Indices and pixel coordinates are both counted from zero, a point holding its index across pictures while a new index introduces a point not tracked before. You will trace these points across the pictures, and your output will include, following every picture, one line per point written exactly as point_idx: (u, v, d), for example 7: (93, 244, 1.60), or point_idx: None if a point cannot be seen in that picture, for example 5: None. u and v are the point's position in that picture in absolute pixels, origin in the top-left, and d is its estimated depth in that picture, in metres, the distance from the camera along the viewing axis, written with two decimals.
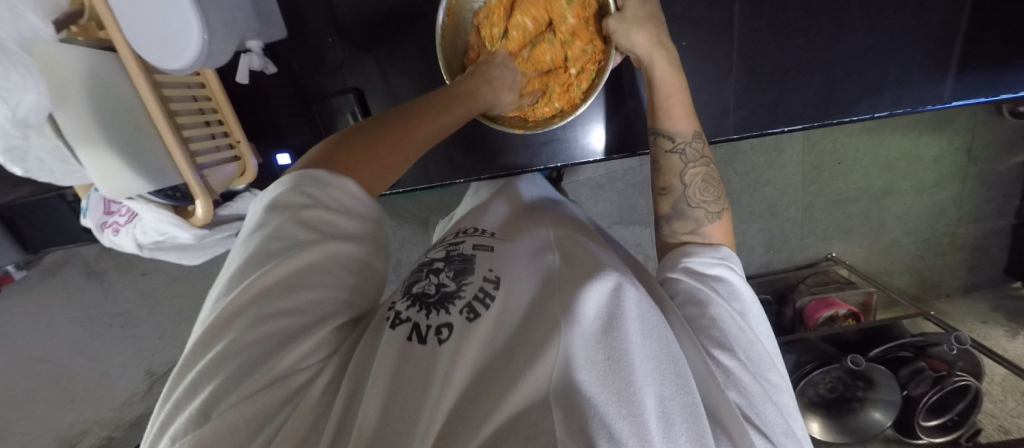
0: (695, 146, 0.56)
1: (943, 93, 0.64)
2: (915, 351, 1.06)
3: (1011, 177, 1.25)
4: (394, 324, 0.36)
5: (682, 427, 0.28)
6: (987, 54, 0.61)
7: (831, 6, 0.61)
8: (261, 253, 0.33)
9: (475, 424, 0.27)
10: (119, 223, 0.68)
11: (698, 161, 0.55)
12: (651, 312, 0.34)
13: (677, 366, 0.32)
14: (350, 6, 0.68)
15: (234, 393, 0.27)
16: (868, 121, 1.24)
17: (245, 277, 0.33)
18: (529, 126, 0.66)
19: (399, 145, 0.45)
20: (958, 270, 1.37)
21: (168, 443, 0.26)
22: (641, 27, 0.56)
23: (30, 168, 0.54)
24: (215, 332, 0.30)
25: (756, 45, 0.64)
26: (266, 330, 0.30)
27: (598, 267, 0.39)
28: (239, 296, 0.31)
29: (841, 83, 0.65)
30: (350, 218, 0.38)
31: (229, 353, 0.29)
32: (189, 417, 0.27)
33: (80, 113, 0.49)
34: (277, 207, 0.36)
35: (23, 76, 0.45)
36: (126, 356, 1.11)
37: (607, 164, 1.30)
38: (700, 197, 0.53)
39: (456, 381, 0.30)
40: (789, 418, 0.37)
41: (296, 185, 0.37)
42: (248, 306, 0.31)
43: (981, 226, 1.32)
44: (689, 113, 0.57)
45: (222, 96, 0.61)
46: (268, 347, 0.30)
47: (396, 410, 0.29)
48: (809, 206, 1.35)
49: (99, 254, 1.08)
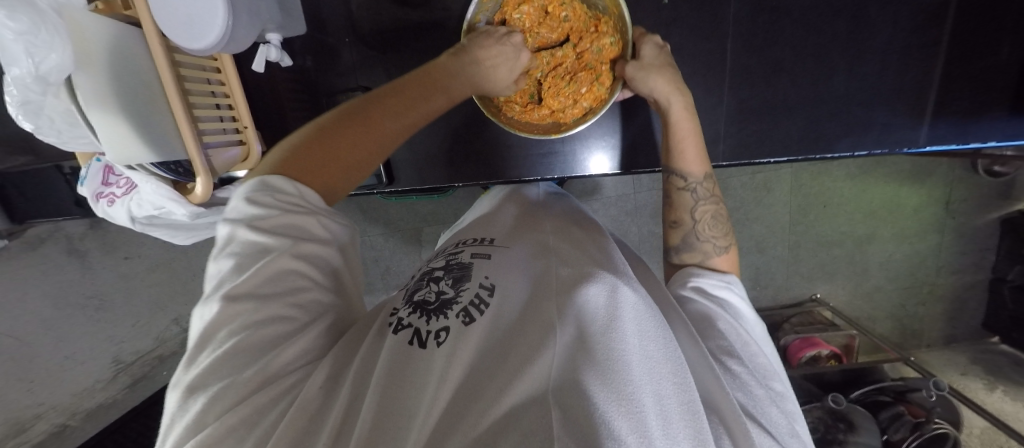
0: (706, 186, 0.58)
1: (918, 138, 0.68)
2: (894, 397, 1.07)
3: (988, 233, 1.30)
4: (396, 330, 0.38)
5: (680, 425, 0.28)
6: (958, 105, 0.65)
7: (815, 50, 0.66)
8: (238, 260, 0.35)
9: (473, 420, 0.27)
10: (116, 195, 0.68)
11: (708, 198, 0.58)
12: (648, 314, 0.36)
13: (676, 367, 0.33)
14: (369, 12, 0.72)
15: (229, 397, 0.30)
16: (852, 167, 1.30)
17: (225, 285, 0.34)
18: (563, 129, 0.66)
19: (363, 147, 0.45)
20: (938, 321, 1.39)
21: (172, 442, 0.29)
22: (660, 72, 0.57)
23: (39, 125, 0.53)
24: (198, 347, 0.33)
25: (746, 79, 0.68)
26: (256, 336, 0.33)
27: (595, 271, 0.41)
28: (221, 310, 0.33)
29: (823, 122, 0.69)
30: (324, 222, 0.40)
31: (215, 365, 0.31)
32: (186, 425, 0.30)
33: (101, 80, 0.50)
34: (245, 212, 0.37)
35: (52, 34, 0.46)
36: (94, 341, 1.06)
37: (603, 188, 1.34)
38: (707, 232, 0.56)
39: (453, 380, 0.31)
40: (794, 423, 0.39)
41: (257, 191, 0.38)
42: (232, 316, 0.33)
43: (960, 277, 1.35)
44: (700, 153, 0.59)
45: (236, 81, 0.62)
46: (257, 351, 0.33)
47: (393, 403, 0.31)
48: (795, 245, 1.38)
49: (84, 233, 1.06)
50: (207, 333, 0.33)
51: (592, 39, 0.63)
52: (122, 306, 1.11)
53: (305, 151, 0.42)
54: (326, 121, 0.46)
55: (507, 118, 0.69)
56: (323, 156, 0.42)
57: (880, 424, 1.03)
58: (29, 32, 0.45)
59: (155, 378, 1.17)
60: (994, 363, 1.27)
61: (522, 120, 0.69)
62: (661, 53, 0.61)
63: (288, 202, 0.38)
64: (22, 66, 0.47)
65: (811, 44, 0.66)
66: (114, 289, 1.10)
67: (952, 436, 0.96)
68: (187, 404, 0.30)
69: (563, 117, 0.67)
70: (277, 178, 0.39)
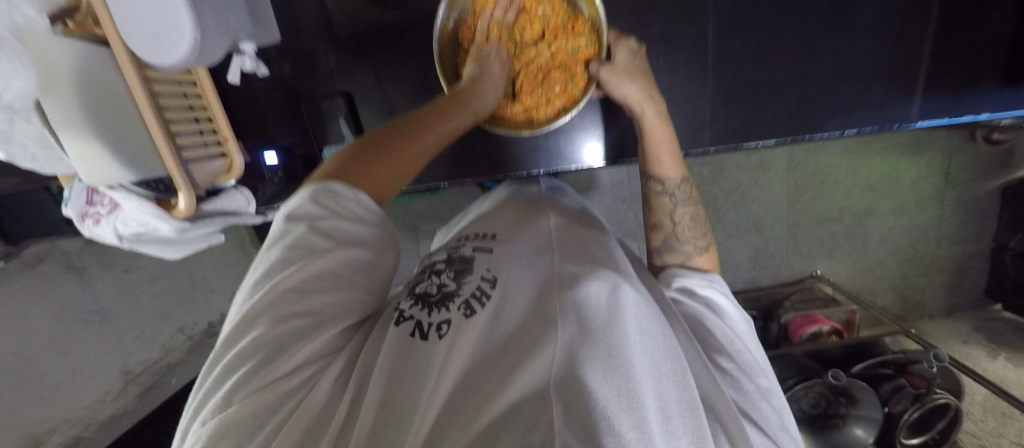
0: (683, 189, 0.58)
1: (910, 114, 0.67)
2: (895, 369, 1.07)
3: (988, 201, 1.29)
4: (399, 322, 0.38)
5: (680, 424, 0.29)
6: (950, 78, 0.64)
7: (801, 29, 0.64)
8: (286, 253, 0.35)
9: (471, 415, 0.27)
10: (100, 213, 0.68)
11: (686, 202, 0.57)
12: (647, 312, 0.36)
13: (676, 364, 0.34)
14: (343, 15, 0.70)
15: (250, 385, 0.30)
16: (850, 142, 1.28)
17: (272, 275, 0.34)
18: (535, 127, 0.67)
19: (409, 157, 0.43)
20: (939, 291, 1.39)
21: (200, 420, 0.30)
22: (632, 80, 0.59)
23: (12, 152, 0.53)
24: (235, 330, 0.33)
25: (731, 62, 0.67)
26: (283, 328, 0.31)
27: (596, 267, 0.41)
28: (264, 296, 0.32)
29: (813, 102, 0.68)
30: (367, 227, 0.38)
31: (250, 347, 0.31)
32: (212, 405, 0.30)
33: (68, 105, 0.50)
34: (304, 211, 0.36)
35: (12, 63, 0.45)
36: (102, 355, 1.08)
37: (596, 177, 1.33)
38: (687, 232, 0.55)
39: (453, 372, 0.30)
40: (783, 418, 0.40)
41: (316, 194, 0.37)
42: (271, 303, 0.32)
43: (961, 248, 1.34)
44: (676, 156, 0.58)
45: (213, 94, 0.61)
46: (285, 344, 0.32)
47: (394, 398, 0.30)
48: (793, 223, 1.37)
49: (81, 249, 1.06)
50: (241, 327, 0.32)
51: (567, 38, 0.62)
52: (126, 319, 1.12)
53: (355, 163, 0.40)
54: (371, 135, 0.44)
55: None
56: (370, 162, 0.40)
57: (881, 397, 1.03)
58: None
59: (165, 386, 1.21)
60: (995, 331, 1.27)
61: (494, 117, 0.68)
62: (635, 58, 0.61)
63: (345, 208, 0.37)
64: None
65: (796, 22, 0.64)
66: (115, 303, 1.11)
67: (951, 404, 0.99)
68: (217, 386, 0.31)
69: (536, 114, 0.67)
70: (333, 183, 0.38)
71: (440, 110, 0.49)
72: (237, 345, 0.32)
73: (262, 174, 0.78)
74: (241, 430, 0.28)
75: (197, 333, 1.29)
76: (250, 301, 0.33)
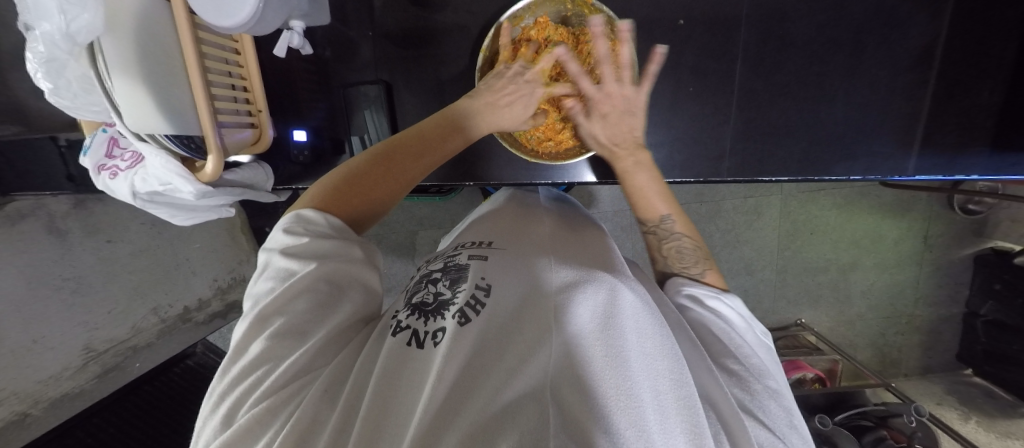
0: (669, 225, 0.55)
1: (907, 167, 0.72)
2: (876, 421, 1.08)
3: (962, 268, 1.36)
4: (394, 332, 0.37)
5: (677, 420, 0.28)
6: (946, 138, 0.70)
7: (816, 78, 0.71)
8: (274, 282, 0.41)
9: (472, 412, 0.27)
10: (120, 167, 0.69)
11: (672, 236, 0.55)
12: (645, 316, 0.36)
13: (674, 365, 0.32)
14: (392, 10, 0.73)
15: (246, 401, 0.33)
16: (839, 198, 1.35)
17: (262, 301, 0.40)
18: None
19: (387, 186, 0.50)
20: (915, 350, 1.44)
21: (207, 437, 0.33)
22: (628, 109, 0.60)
23: (57, 85, 0.55)
24: (236, 352, 0.38)
25: (753, 101, 0.73)
26: (274, 347, 0.36)
27: (595, 274, 0.41)
28: (256, 318, 0.38)
29: (820, 148, 0.74)
30: (347, 245, 0.44)
31: (246, 369, 0.35)
32: (217, 425, 0.34)
33: (125, 47, 0.52)
34: (283, 240, 0.44)
35: None
36: (68, 326, 0.98)
37: (600, 203, 1.36)
38: (679, 264, 0.54)
39: (447, 377, 0.29)
40: (794, 416, 0.38)
41: (292, 223, 0.45)
42: (262, 323, 0.38)
43: (936, 309, 1.40)
44: (661, 194, 0.57)
45: (254, 62, 0.64)
46: (273, 362, 0.35)
47: (392, 405, 0.30)
48: (782, 269, 1.42)
49: (68, 212, 1.01)
50: (242, 345, 0.37)
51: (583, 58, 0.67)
52: (99, 290, 1.04)
53: (333, 194, 0.48)
54: (357, 161, 0.51)
55: (549, 154, 0.74)
56: (352, 196, 0.48)
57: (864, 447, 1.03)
58: None
59: (127, 370, 1.12)
60: (967, 394, 1.31)
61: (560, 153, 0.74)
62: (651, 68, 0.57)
63: (317, 231, 0.44)
64: (53, 23, 0.48)
65: (812, 72, 0.71)
66: (94, 273, 1.03)
67: None
68: (218, 408, 0.35)
69: None
70: (309, 212, 0.46)
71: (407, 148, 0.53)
72: (237, 367, 0.36)
73: (290, 151, 0.80)
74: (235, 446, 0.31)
75: (170, 317, 1.20)
76: (244, 325, 0.39)
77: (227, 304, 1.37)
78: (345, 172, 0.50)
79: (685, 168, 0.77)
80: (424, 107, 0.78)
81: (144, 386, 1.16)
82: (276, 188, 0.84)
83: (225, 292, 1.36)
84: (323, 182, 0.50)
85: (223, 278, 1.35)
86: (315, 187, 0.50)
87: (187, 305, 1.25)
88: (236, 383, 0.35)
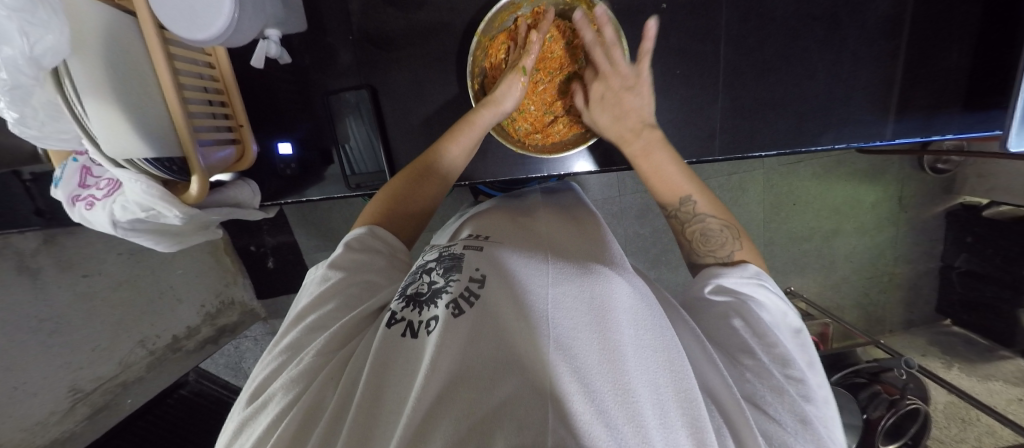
0: (693, 203, 0.54)
1: (885, 131, 0.75)
2: (869, 377, 1.10)
3: (935, 224, 1.43)
4: (389, 324, 0.36)
5: (676, 414, 0.29)
6: (918, 103, 0.73)
7: (795, 52, 0.73)
8: (314, 286, 0.45)
9: (471, 403, 0.26)
10: (95, 196, 0.66)
11: (697, 217, 0.53)
12: (643, 306, 0.36)
13: (671, 353, 0.33)
14: (369, 13, 0.72)
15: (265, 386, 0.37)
16: (817, 168, 1.39)
17: (302, 299, 0.44)
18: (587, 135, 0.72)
19: (418, 203, 0.58)
20: (898, 307, 1.50)
21: (234, 410, 0.38)
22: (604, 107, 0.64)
23: (23, 114, 0.51)
24: (274, 340, 0.42)
25: (737, 79, 0.74)
26: (304, 338, 0.39)
27: (594, 266, 0.41)
28: (291, 317, 0.42)
29: (803, 120, 0.76)
30: (381, 258, 0.49)
31: (277, 355, 0.39)
32: (243, 401, 0.37)
33: (94, 68, 0.50)
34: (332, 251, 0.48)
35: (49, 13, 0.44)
36: (51, 368, 0.92)
37: (590, 191, 1.35)
38: (705, 246, 0.52)
39: (442, 368, 0.29)
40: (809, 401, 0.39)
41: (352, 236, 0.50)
42: (296, 319, 0.42)
43: (914, 266, 1.47)
44: (679, 174, 0.56)
45: (230, 74, 0.65)
46: (290, 355, 0.38)
47: (385, 394, 0.30)
48: (769, 241, 1.45)
49: (38, 248, 0.96)
50: (277, 338, 0.42)
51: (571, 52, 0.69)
52: (81, 329, 0.98)
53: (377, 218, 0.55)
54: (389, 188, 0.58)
55: (535, 147, 0.73)
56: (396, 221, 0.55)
57: (860, 403, 1.06)
58: (23, 8, 0.43)
59: (119, 407, 1.06)
60: (948, 344, 1.38)
61: (547, 145, 0.73)
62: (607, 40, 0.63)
63: (363, 247, 0.49)
64: (13, 45, 0.44)
65: (792, 47, 0.72)
66: (75, 310, 0.97)
67: (919, 409, 1.02)
68: (248, 383, 0.39)
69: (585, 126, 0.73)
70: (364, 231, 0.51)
71: (422, 167, 0.60)
72: (270, 355, 0.40)
73: (276, 165, 0.79)
74: (250, 421, 0.34)
75: (159, 348, 1.15)
76: (284, 319, 0.44)
77: (218, 329, 1.31)
78: (383, 198, 0.57)
79: (678, 150, 0.78)
80: (410, 111, 0.77)
81: (137, 422, 1.13)
82: (265, 204, 0.82)
83: (214, 317, 1.30)
84: (367, 208, 0.57)
85: (211, 304, 1.29)
86: (362, 213, 0.57)
87: (176, 334, 1.19)
88: (263, 367, 0.39)
